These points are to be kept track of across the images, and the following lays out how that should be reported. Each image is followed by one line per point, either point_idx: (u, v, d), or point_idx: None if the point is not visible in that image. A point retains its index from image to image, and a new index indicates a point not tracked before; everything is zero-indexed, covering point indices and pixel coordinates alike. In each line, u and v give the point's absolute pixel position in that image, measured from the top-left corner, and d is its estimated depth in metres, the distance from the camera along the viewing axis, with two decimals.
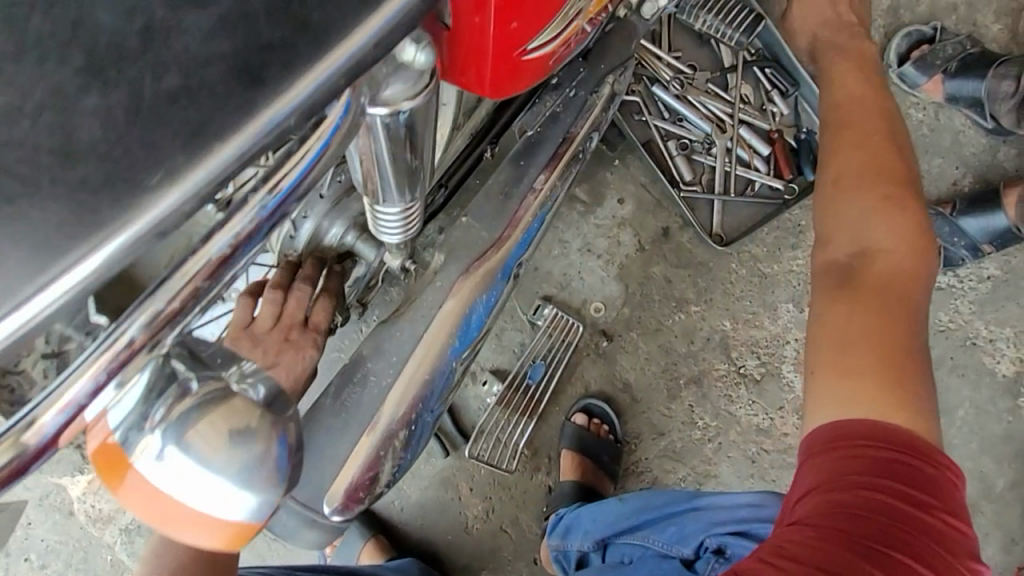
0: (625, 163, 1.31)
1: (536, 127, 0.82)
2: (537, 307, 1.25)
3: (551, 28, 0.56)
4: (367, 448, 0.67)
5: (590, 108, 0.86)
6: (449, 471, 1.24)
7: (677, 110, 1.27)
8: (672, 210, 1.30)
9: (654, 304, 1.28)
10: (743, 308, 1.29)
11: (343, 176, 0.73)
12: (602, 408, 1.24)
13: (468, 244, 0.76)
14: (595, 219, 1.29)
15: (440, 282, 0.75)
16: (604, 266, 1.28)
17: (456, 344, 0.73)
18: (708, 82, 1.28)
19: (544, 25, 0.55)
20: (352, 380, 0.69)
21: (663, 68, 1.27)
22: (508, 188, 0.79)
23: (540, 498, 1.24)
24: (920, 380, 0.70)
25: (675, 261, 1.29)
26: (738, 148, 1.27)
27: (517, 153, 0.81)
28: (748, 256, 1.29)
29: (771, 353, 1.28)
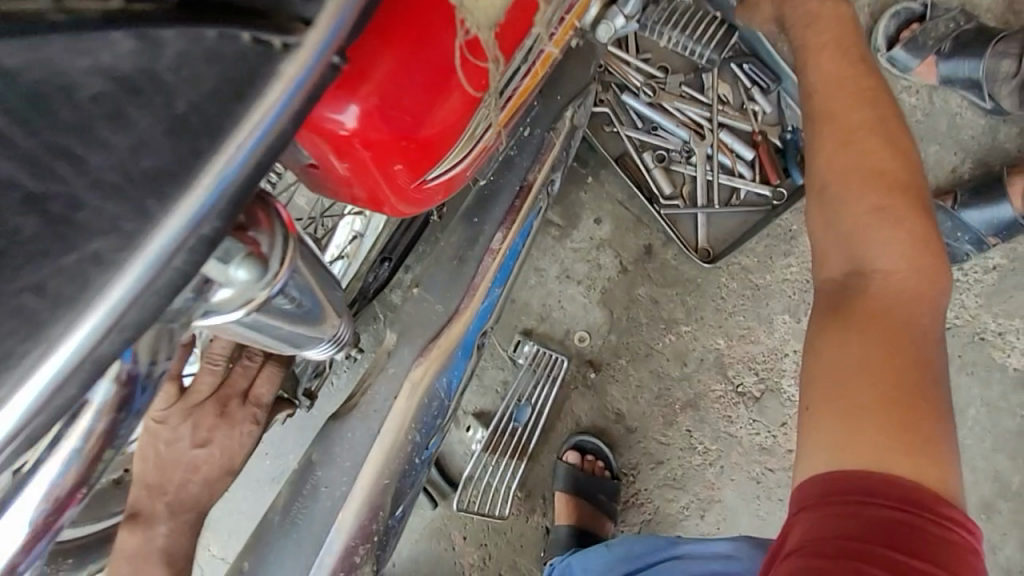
0: (600, 180, 1.22)
1: (490, 176, 0.74)
2: (517, 344, 1.18)
3: (457, 148, 0.47)
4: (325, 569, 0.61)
5: (548, 148, 0.77)
6: (440, 522, 1.19)
7: (651, 119, 1.18)
8: (653, 226, 1.21)
9: (642, 328, 1.21)
10: (736, 323, 1.21)
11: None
12: (593, 443, 1.18)
13: (422, 321, 0.69)
14: (572, 243, 1.21)
15: (393, 368, 0.67)
16: (586, 292, 1.21)
17: (419, 433, 0.67)
18: (682, 85, 1.19)
19: (447, 147, 0.45)
20: (302, 491, 0.63)
21: (632, 73, 1.17)
22: (462, 252, 0.72)
23: (539, 540, 1.19)
24: (934, 398, 0.54)
25: (661, 280, 1.21)
26: (720, 154, 1.18)
27: (469, 210, 0.73)
28: (738, 268, 1.21)
29: (769, 368, 1.21)
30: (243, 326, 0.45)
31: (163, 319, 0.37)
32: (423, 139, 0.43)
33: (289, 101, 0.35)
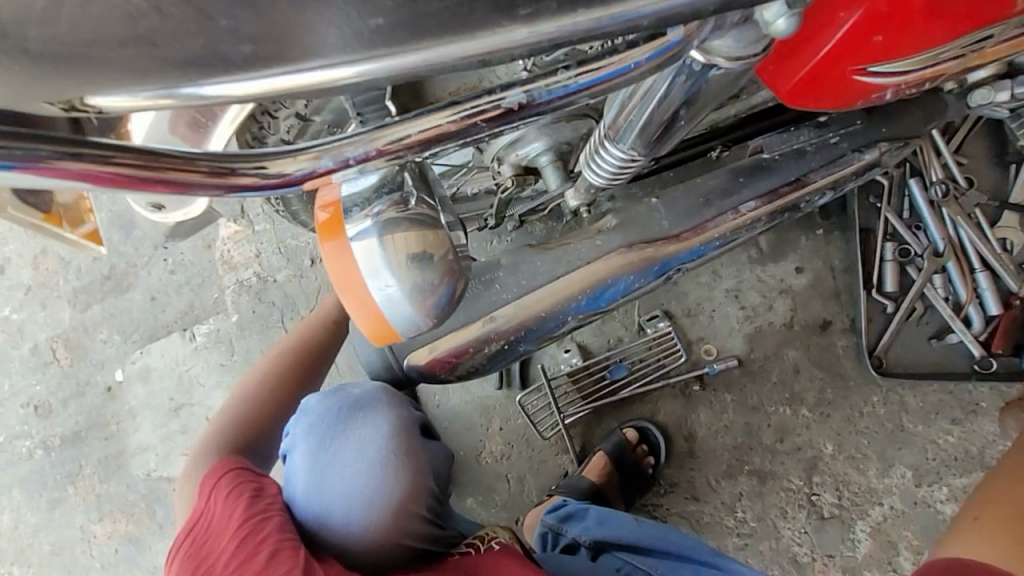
0: (827, 237, 1.18)
1: (777, 154, 0.76)
2: (654, 316, 1.21)
3: (918, 57, 0.50)
4: (465, 337, 0.74)
5: (840, 164, 0.77)
6: (493, 403, 1.28)
7: (921, 217, 1.09)
8: (845, 308, 1.17)
9: (766, 383, 1.19)
10: (856, 444, 1.15)
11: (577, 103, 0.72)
12: (655, 438, 1.19)
13: (644, 226, 0.74)
14: (762, 272, 1.20)
15: (601, 242, 0.73)
16: (741, 319, 1.20)
17: (584, 302, 0.74)
18: (976, 207, 1.09)
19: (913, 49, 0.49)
20: (480, 277, 0.73)
21: (935, 165, 1.08)
22: (712, 196, 0.75)
23: (554, 475, 1.25)
24: None
25: (815, 357, 1.17)
26: (957, 278, 1.08)
27: (742, 169, 0.76)
28: (896, 399, 1.14)
29: (855, 502, 1.15)
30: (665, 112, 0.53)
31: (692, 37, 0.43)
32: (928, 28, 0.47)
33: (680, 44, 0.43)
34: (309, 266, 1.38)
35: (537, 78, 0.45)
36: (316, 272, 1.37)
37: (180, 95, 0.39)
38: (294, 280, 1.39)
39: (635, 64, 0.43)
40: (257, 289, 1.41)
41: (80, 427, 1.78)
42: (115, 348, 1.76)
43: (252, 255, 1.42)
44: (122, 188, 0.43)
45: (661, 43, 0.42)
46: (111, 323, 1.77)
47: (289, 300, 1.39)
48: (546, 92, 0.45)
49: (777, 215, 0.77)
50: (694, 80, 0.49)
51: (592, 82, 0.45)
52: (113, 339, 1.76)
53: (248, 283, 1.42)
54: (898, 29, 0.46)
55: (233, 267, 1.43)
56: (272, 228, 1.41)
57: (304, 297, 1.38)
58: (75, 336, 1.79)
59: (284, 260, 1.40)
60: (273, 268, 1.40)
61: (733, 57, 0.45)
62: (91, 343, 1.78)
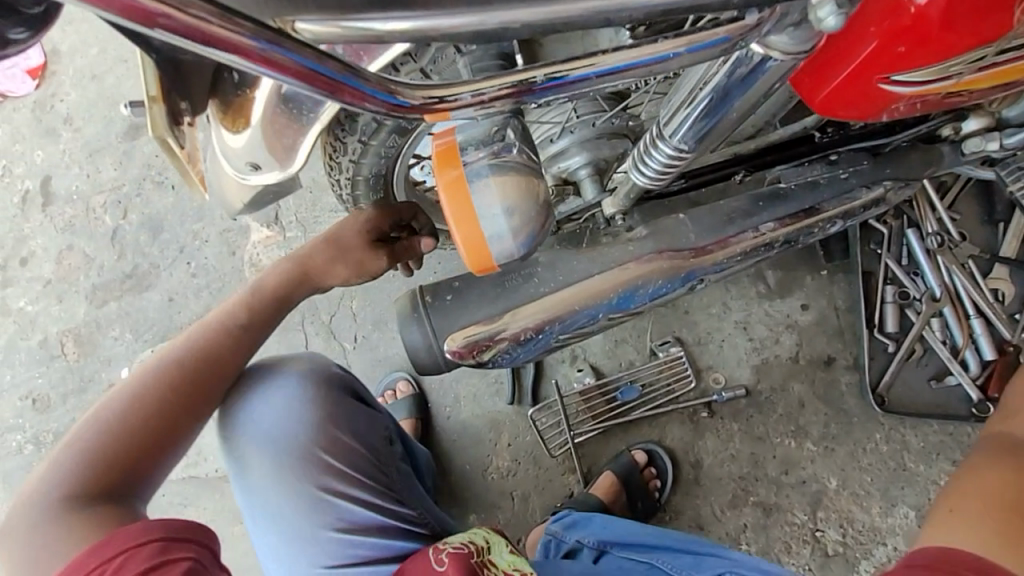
0: (831, 279, 1.26)
1: (794, 184, 0.85)
2: (666, 342, 1.26)
3: (936, 68, 0.45)
4: (501, 325, 0.78)
5: (848, 198, 0.85)
6: (503, 418, 1.30)
7: (918, 265, 1.17)
8: (849, 346, 1.23)
9: (772, 415, 1.22)
10: (860, 480, 1.17)
11: (616, 123, 0.80)
12: (663, 462, 1.21)
13: (672, 236, 0.81)
14: (769, 307, 1.26)
15: (633, 247, 0.80)
16: (749, 351, 1.25)
17: (614, 300, 0.80)
18: (969, 259, 1.17)
19: (941, 59, 0.44)
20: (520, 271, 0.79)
21: (930, 218, 1.18)
22: (735, 216, 0.83)
23: (560, 495, 1.26)
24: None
25: (820, 392, 1.21)
26: (953, 323, 1.15)
27: (761, 194, 0.84)
28: (898, 438, 1.17)
29: (859, 541, 1.15)
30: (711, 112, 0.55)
31: (743, 27, 0.44)
32: (948, 40, 0.42)
33: (717, 41, 0.44)
34: None
35: (578, 58, 0.45)
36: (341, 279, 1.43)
37: (362, 26, 0.39)
38: None
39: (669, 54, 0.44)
40: None
41: (75, 423, 1.75)
42: (125, 346, 1.77)
43: (280, 259, 1.48)
44: (206, 48, 0.39)
45: (741, 25, 0.43)
46: (125, 321, 1.78)
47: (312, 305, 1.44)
48: (626, 60, 0.45)
49: (791, 238, 0.85)
50: (754, 70, 0.50)
51: (625, 67, 0.45)
52: (125, 336, 1.77)
53: None
54: (922, 43, 0.43)
55: (261, 270, 1.48)
56: (303, 235, 1.48)
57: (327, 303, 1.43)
58: (86, 332, 1.80)
59: None
60: None
61: (788, 54, 0.47)
62: (101, 339, 1.79)
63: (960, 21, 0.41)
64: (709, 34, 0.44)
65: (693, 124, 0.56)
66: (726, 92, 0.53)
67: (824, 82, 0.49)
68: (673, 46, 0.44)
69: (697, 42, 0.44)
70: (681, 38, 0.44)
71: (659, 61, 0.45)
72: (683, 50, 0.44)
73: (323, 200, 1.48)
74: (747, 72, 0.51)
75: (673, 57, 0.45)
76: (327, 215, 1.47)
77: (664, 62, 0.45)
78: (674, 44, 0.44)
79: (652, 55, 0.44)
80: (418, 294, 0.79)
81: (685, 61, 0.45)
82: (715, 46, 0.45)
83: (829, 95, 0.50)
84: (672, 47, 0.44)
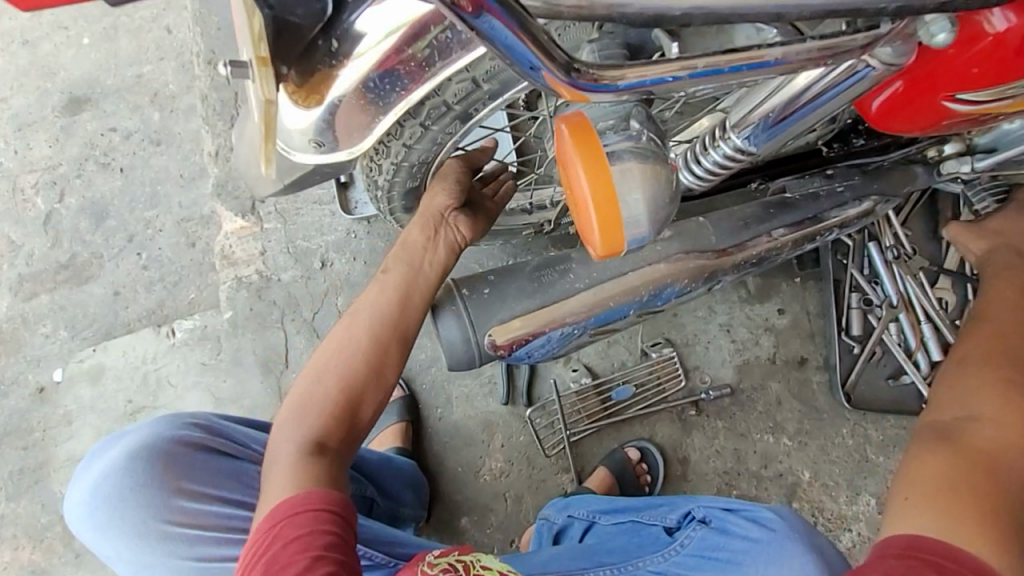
0: (803, 286, 1.36)
1: (798, 194, 0.92)
2: (657, 342, 1.31)
3: (995, 90, 0.52)
4: (539, 319, 0.79)
5: (843, 209, 0.93)
6: (497, 419, 1.29)
7: (878, 274, 1.30)
8: (818, 348, 1.33)
9: (753, 412, 1.30)
10: (829, 472, 1.27)
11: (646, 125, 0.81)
12: (655, 459, 1.25)
13: (696, 238, 0.85)
14: (749, 311, 1.35)
15: (661, 247, 0.83)
16: (732, 352, 1.32)
17: (644, 297, 0.82)
18: (919, 270, 1.31)
19: (992, 83, 0.51)
20: (555, 267, 0.81)
21: (888, 233, 1.31)
22: (750, 221, 0.88)
23: (554, 495, 1.26)
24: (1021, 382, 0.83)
25: (795, 391, 1.31)
26: (908, 327, 1.28)
27: (771, 203, 0.90)
28: (862, 432, 1.29)
29: (828, 528, 1.25)
30: (792, 114, 0.59)
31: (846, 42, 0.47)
32: (1014, 65, 0.48)
33: (801, 55, 0.46)
34: (319, 268, 1.37)
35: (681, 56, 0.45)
36: (326, 274, 1.36)
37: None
38: (301, 281, 1.37)
39: (761, 62, 0.46)
40: (258, 286, 1.36)
41: None
42: (59, 345, 1.55)
43: (257, 252, 1.38)
44: None
45: (829, 44, 0.46)
46: (59, 316, 1.56)
47: (293, 301, 1.36)
48: (779, 56, 0.46)
49: (795, 245, 0.92)
50: (851, 77, 0.54)
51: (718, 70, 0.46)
52: (59, 334, 1.55)
53: (248, 280, 1.37)
54: (992, 66, 0.49)
55: (234, 262, 1.38)
56: (283, 227, 1.39)
57: (309, 299, 1.35)
58: (8, 328, 1.56)
59: (292, 260, 1.37)
60: (278, 267, 1.37)
61: (888, 63, 0.51)
62: (29, 337, 1.56)
63: None
64: (798, 48, 0.46)
65: (769, 125, 0.60)
66: (813, 95, 0.57)
67: (892, 89, 0.55)
68: (766, 54, 0.45)
69: (785, 55, 0.45)
70: (776, 48, 0.45)
71: (751, 68, 0.46)
72: (772, 61, 0.46)
73: (307, 190, 1.41)
74: (841, 77, 0.54)
75: (762, 67, 0.46)
76: (310, 207, 1.40)
77: (754, 69, 0.46)
78: (766, 55, 0.45)
79: (746, 63, 0.45)
80: (455, 288, 0.79)
81: (768, 72, 0.47)
82: (798, 61, 0.47)
83: (893, 100, 0.56)
84: (764, 57, 0.45)
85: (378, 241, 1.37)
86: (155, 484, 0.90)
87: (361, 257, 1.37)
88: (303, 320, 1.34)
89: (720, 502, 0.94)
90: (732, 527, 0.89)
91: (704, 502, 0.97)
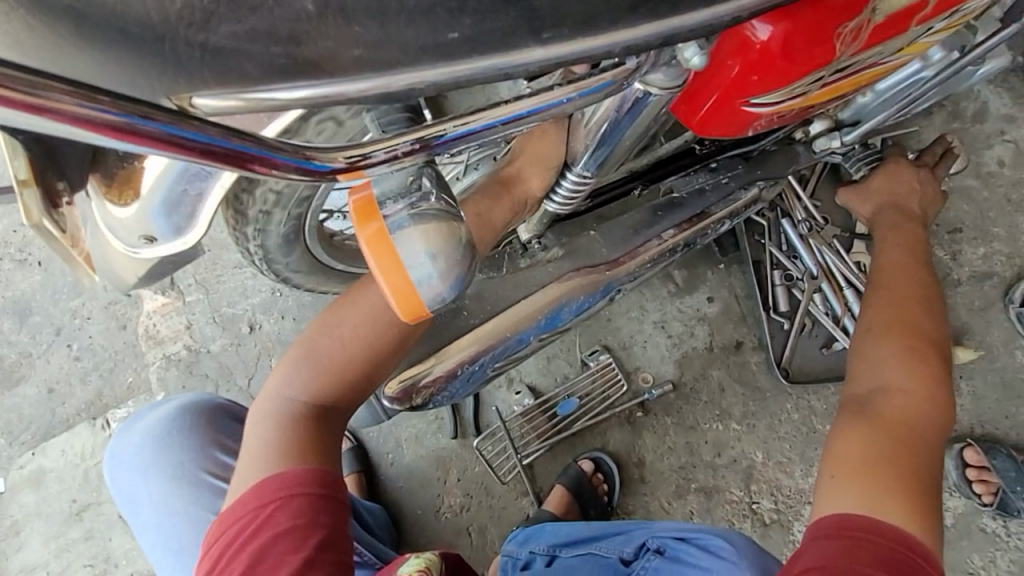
0: (728, 271, 1.39)
1: (684, 192, 0.93)
2: (595, 350, 1.32)
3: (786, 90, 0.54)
4: (438, 363, 0.80)
5: (732, 199, 0.96)
6: (449, 454, 1.28)
7: (795, 248, 1.33)
8: (751, 329, 1.35)
9: (698, 403, 1.31)
10: (781, 449, 1.29)
11: None
12: (609, 468, 1.25)
13: (587, 253, 0.85)
14: (680, 304, 1.36)
15: (552, 268, 0.83)
16: (670, 347, 1.34)
17: (541, 322, 0.83)
18: (833, 238, 1.34)
19: (782, 83, 0.53)
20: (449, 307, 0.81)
21: (798, 207, 1.33)
22: (639, 227, 0.89)
23: (516, 521, 1.25)
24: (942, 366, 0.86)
25: (735, 375, 1.33)
26: (831, 295, 1.31)
27: (658, 205, 0.92)
28: (805, 405, 1.31)
29: (789, 505, 1.27)
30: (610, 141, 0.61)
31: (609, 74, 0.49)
32: (786, 67, 0.51)
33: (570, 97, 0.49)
34: (248, 332, 1.35)
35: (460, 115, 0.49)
36: (256, 338, 1.34)
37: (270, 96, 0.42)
38: (231, 349, 1.35)
39: (531, 109, 0.49)
40: (187, 362, 1.34)
41: None
42: None
43: (182, 326, 1.36)
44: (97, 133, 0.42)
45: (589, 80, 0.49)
46: None
47: (226, 370, 1.33)
48: (530, 106, 0.49)
49: (688, 243, 0.95)
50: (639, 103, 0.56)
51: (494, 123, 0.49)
52: None
53: (177, 356, 1.34)
54: (769, 72, 0.51)
55: (159, 341, 1.35)
56: (206, 297, 1.37)
57: (243, 366, 1.33)
58: None
59: (219, 329, 1.35)
60: (206, 338, 1.35)
61: (665, 90, 0.53)
62: None
63: (797, 49, 0.49)
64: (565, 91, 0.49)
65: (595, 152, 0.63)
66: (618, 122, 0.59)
67: (700, 105, 0.57)
68: (535, 102, 0.49)
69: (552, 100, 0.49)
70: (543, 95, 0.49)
71: (523, 117, 0.49)
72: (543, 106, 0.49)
73: (225, 256, 1.39)
74: (630, 102, 0.56)
75: (536, 113, 0.49)
76: (231, 272, 1.38)
77: (527, 117, 0.50)
78: (534, 103, 0.49)
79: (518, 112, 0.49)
80: None
81: (544, 117, 0.50)
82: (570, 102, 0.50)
83: (704, 114, 0.57)
84: (532, 105, 0.49)
85: (304, 296, 1.36)
86: (193, 433, 1.02)
87: (289, 314, 1.35)
88: (239, 389, 1.32)
89: (673, 531, 0.94)
90: (684, 556, 0.90)
91: (658, 529, 0.97)
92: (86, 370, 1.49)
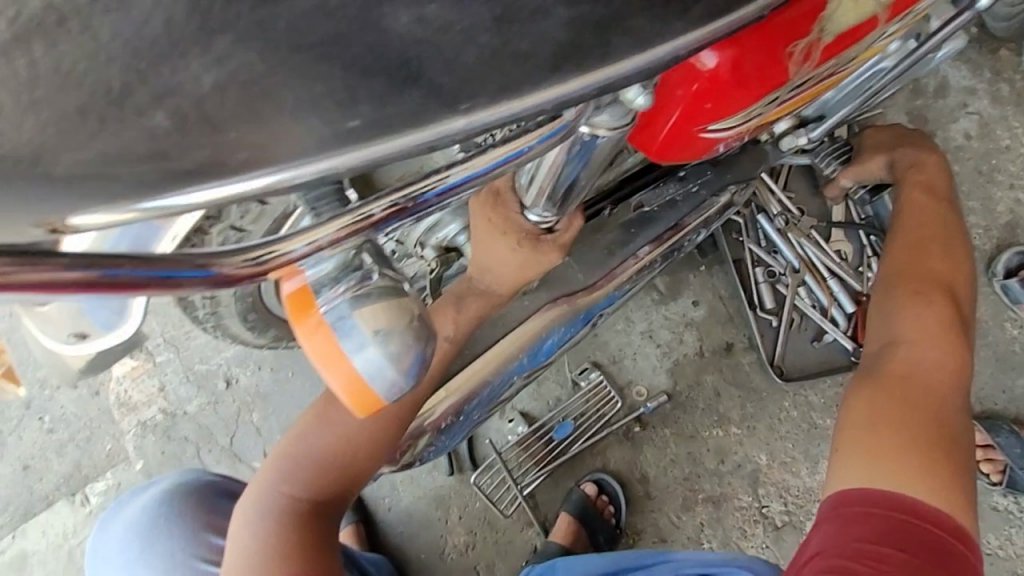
0: (710, 272, 1.36)
1: (656, 205, 0.90)
2: (584, 369, 1.28)
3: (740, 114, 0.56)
4: (421, 417, 0.77)
5: (704, 208, 0.93)
6: (446, 492, 1.23)
7: (774, 242, 1.31)
8: (740, 329, 1.33)
9: (696, 410, 1.28)
10: (784, 448, 1.26)
11: None
12: (613, 487, 1.22)
13: (563, 282, 0.82)
14: (666, 312, 1.34)
15: (528, 302, 0.79)
16: (660, 357, 1.31)
17: (525, 359, 0.80)
18: (811, 229, 1.32)
19: (738, 107, 0.55)
20: None
21: (773, 201, 1.31)
22: (613, 248, 0.86)
23: (524, 554, 1.21)
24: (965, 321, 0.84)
25: (730, 378, 1.30)
26: (816, 287, 1.29)
27: (630, 222, 0.88)
28: (803, 400, 1.29)
29: (798, 505, 1.24)
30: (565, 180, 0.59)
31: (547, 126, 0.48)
32: (740, 89, 0.53)
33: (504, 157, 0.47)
34: (225, 388, 1.29)
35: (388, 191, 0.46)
36: (234, 393, 1.29)
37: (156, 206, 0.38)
38: (209, 407, 1.29)
39: (464, 175, 0.46)
40: (165, 426, 1.28)
41: None
42: None
43: (156, 389, 1.30)
44: None
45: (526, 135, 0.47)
46: None
47: (207, 430, 1.28)
48: (447, 181, 0.46)
49: (664, 258, 0.93)
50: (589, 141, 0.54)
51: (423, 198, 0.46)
52: None
53: (154, 421, 1.29)
54: (725, 94, 0.53)
55: (133, 407, 1.29)
56: (178, 356, 1.32)
57: (223, 423, 1.28)
58: None
59: (195, 388, 1.30)
60: (181, 399, 1.29)
61: (613, 129, 0.51)
62: None
63: (747, 74, 0.52)
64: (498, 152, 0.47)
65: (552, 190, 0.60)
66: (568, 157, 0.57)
67: (657, 130, 0.56)
68: (468, 168, 0.46)
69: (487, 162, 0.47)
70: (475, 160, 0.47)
71: (457, 184, 0.47)
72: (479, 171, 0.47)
73: None
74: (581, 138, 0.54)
75: (471, 179, 0.47)
76: (200, 327, 1.32)
77: (461, 184, 0.47)
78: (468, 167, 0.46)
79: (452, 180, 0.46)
80: None
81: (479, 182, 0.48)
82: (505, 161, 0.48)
83: (663, 140, 0.57)
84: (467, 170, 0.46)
85: (279, 344, 1.30)
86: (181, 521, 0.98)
87: (266, 365, 1.30)
88: (222, 447, 1.27)
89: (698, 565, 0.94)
90: None
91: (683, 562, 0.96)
92: (59, 444, 1.40)
